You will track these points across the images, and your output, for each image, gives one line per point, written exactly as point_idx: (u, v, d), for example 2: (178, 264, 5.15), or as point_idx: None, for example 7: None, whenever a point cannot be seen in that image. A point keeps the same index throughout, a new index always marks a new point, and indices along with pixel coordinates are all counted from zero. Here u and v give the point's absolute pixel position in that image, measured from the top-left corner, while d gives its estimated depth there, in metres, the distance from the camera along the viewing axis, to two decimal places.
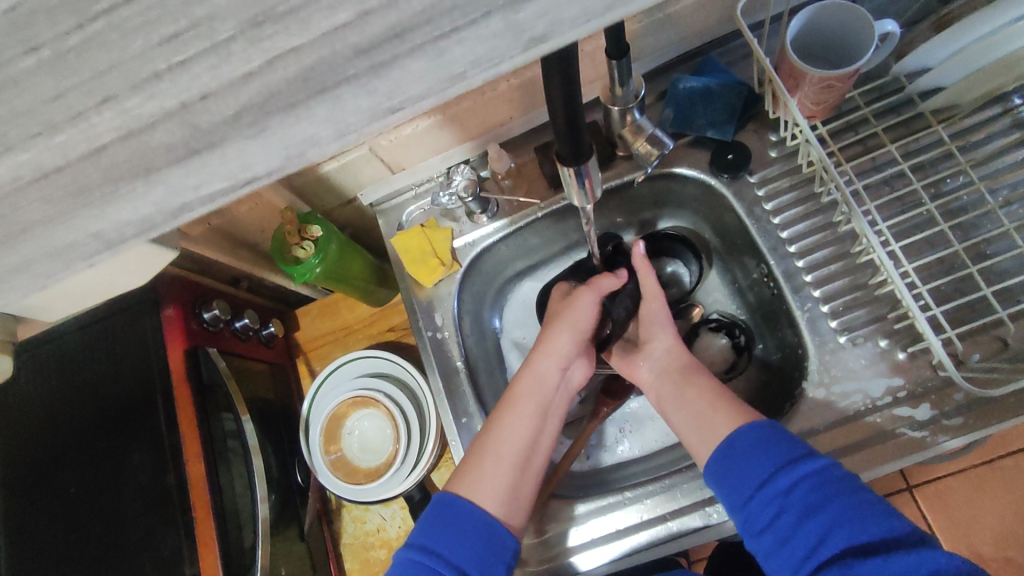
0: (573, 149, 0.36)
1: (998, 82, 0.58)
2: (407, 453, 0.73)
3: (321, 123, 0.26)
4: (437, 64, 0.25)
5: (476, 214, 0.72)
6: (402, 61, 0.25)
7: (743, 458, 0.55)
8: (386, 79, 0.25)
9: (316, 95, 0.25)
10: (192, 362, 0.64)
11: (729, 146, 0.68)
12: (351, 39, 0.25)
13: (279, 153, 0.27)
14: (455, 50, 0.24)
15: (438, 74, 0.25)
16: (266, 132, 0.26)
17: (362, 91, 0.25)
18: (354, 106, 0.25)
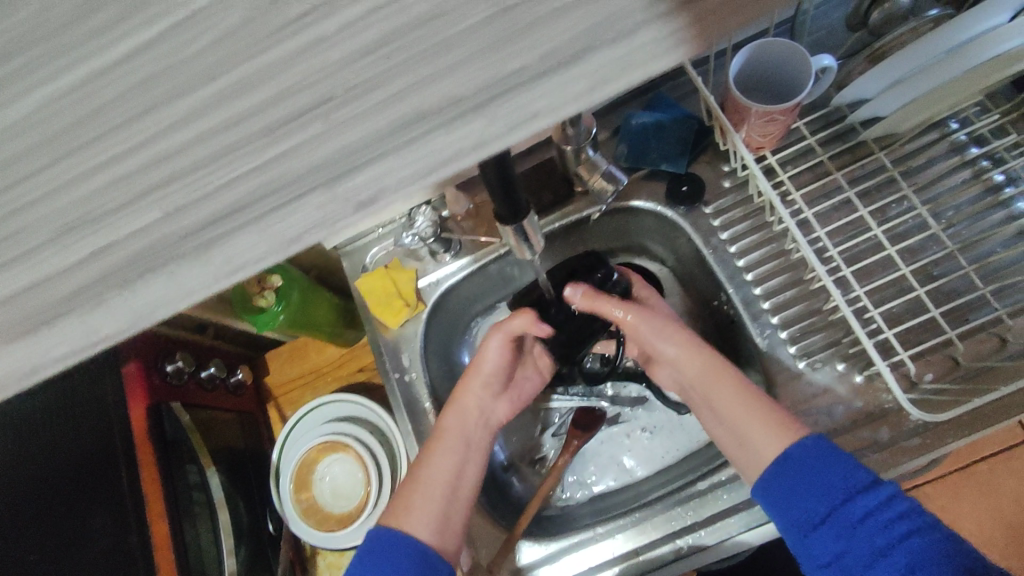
0: (510, 209, 0.37)
1: (934, 111, 0.60)
2: (378, 497, 0.72)
3: (161, 290, 0.22)
4: (271, 232, 0.21)
5: (440, 254, 0.73)
6: (237, 234, 0.21)
7: (797, 483, 0.51)
8: (237, 228, 0.21)
9: (168, 265, 0.21)
10: (155, 416, 0.65)
11: (684, 178, 0.70)
12: (175, 224, 0.21)
13: (125, 317, 0.22)
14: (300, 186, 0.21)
15: (275, 238, 0.21)
16: (103, 306, 0.22)
17: (197, 264, 0.21)
18: (193, 278, 0.21)
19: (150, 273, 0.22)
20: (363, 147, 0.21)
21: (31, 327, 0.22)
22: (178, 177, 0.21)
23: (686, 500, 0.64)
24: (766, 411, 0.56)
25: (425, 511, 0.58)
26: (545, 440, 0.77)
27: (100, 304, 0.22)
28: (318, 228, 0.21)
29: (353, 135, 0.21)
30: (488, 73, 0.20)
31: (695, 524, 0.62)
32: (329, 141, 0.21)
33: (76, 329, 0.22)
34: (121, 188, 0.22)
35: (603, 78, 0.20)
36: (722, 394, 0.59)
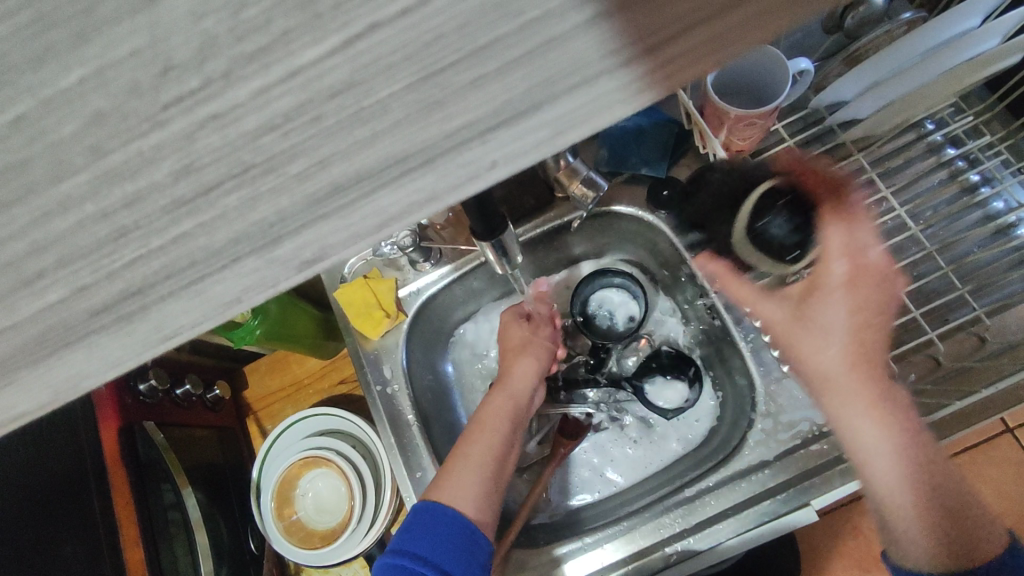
0: (486, 224, 0.35)
1: (910, 112, 0.60)
2: (363, 511, 0.71)
3: (83, 359, 0.19)
4: (203, 300, 0.19)
5: (420, 262, 0.71)
6: (168, 302, 0.19)
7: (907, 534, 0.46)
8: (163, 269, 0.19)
9: (89, 336, 0.19)
10: (127, 439, 0.62)
11: (665, 182, 0.68)
12: (86, 298, 0.19)
13: (44, 390, 0.20)
14: (233, 232, 0.19)
15: (209, 302, 0.19)
16: (14, 384, 0.20)
17: (120, 337, 0.19)
18: (118, 346, 0.19)
19: (70, 338, 0.19)
20: (307, 191, 0.19)
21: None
22: (68, 260, 0.19)
23: (674, 507, 0.63)
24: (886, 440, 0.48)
25: (465, 488, 0.57)
26: (534, 448, 0.76)
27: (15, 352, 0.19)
28: (260, 269, 0.19)
29: (297, 174, 0.19)
30: (447, 113, 0.18)
31: (683, 531, 0.62)
32: (275, 190, 0.19)
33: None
34: (8, 272, 0.19)
35: (587, 103, 0.18)
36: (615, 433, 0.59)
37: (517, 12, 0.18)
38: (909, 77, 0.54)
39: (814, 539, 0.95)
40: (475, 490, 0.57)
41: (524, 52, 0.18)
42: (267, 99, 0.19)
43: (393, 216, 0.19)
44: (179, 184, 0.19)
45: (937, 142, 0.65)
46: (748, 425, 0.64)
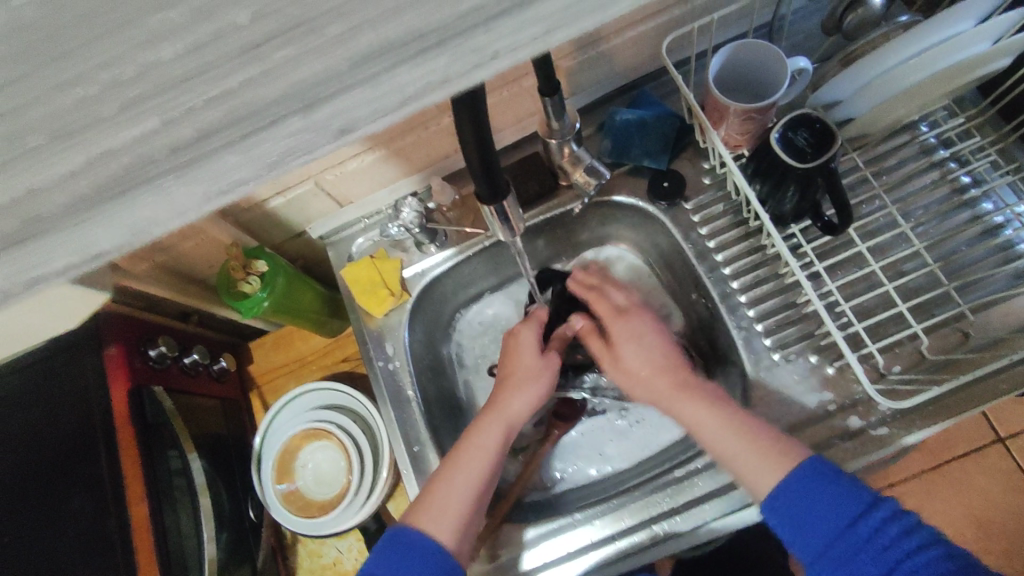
0: (490, 188, 0.38)
1: (902, 113, 0.62)
2: (361, 483, 0.73)
3: (158, 205, 0.24)
4: (250, 157, 0.24)
5: (425, 245, 0.73)
6: (214, 156, 0.24)
7: (811, 502, 0.52)
8: (235, 169, 0.24)
9: (152, 180, 0.24)
10: (136, 400, 0.64)
11: (665, 175, 0.71)
12: (138, 142, 0.24)
13: (121, 234, 0.25)
14: (295, 147, 0.24)
15: (254, 164, 0.24)
16: (93, 220, 0.24)
17: (188, 180, 0.24)
18: (184, 195, 0.24)
19: (123, 178, 0.24)
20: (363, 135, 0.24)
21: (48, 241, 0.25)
22: (149, 117, 0.24)
23: (663, 487, 0.65)
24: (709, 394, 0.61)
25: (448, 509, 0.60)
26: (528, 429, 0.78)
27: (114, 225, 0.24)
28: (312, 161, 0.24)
29: (354, 116, 0.24)
30: None
31: (671, 510, 0.64)
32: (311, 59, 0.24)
33: (68, 241, 0.25)
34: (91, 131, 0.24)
35: None
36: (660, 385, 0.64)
37: None
38: (933, 57, 0.54)
39: None
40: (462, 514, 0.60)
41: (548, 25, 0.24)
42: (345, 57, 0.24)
43: (408, 92, 0.24)
44: (273, 123, 0.24)
45: (930, 143, 0.67)
46: (737, 411, 0.66)
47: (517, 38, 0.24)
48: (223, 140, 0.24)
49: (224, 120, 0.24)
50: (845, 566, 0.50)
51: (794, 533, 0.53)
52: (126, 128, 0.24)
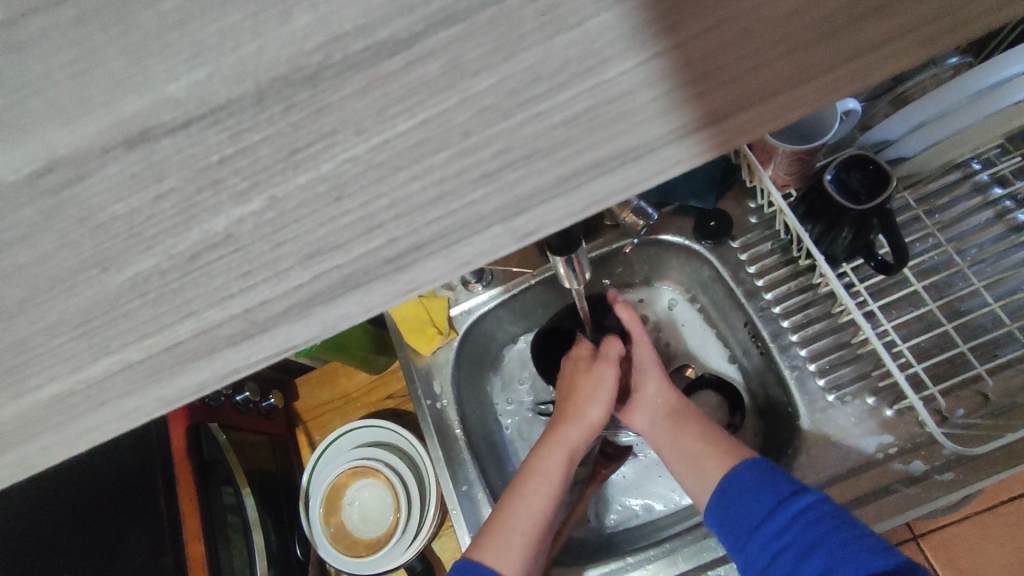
0: (564, 239, 0.38)
1: (957, 153, 0.61)
2: (407, 522, 0.73)
3: (233, 358, 0.22)
4: (347, 283, 0.21)
5: (472, 283, 0.75)
6: (301, 286, 0.22)
7: (742, 497, 0.57)
8: (406, 276, 0.21)
9: (232, 319, 0.22)
10: (194, 436, 0.66)
11: (711, 214, 0.72)
12: (219, 231, 0.22)
13: (182, 382, 0.22)
14: (466, 250, 0.21)
15: (340, 282, 0.22)
16: (156, 371, 0.22)
17: (280, 305, 0.22)
18: (284, 333, 0.22)
19: (203, 281, 0.22)
20: (523, 242, 0.21)
21: (217, 348, 0.22)
22: (230, 187, 0.22)
23: None
24: (727, 453, 0.63)
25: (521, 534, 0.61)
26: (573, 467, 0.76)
27: (276, 336, 0.22)
28: (480, 262, 0.21)
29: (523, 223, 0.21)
30: None
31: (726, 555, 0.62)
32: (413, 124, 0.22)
33: (123, 402, 0.22)
34: (163, 211, 0.22)
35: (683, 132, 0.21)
36: (684, 438, 0.67)
37: (635, 44, 0.21)
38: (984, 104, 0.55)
39: None
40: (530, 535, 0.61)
41: (732, 100, 0.21)
42: (501, 132, 0.21)
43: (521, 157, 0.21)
44: (375, 227, 0.21)
45: (983, 181, 0.66)
46: (792, 453, 0.65)
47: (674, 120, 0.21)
48: (388, 252, 0.21)
49: (391, 224, 0.21)
50: (754, 553, 0.53)
51: (731, 536, 0.56)
52: (193, 228, 0.22)
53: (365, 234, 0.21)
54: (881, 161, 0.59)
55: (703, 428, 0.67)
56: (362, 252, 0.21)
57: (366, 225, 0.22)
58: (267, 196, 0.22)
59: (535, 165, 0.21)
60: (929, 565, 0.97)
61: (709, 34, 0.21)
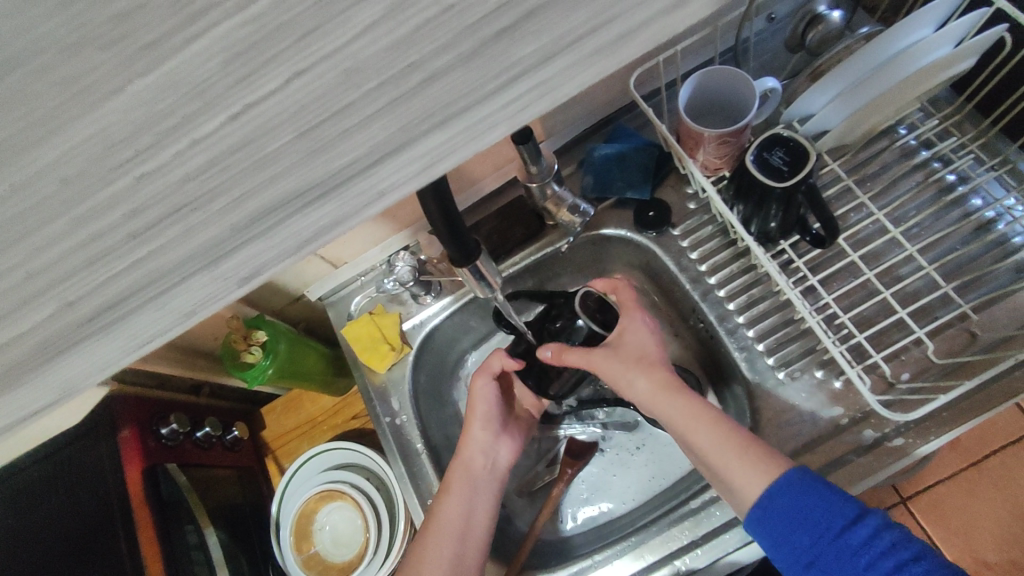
0: (461, 249, 0.38)
1: (876, 119, 0.62)
2: (379, 541, 0.73)
3: (41, 393, 0.26)
4: (124, 336, 0.25)
5: (421, 296, 0.75)
6: (89, 343, 0.25)
7: (791, 516, 0.49)
8: (121, 330, 0.25)
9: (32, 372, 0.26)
10: (152, 479, 0.65)
11: (650, 204, 0.72)
12: (45, 280, 0.25)
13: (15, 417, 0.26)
14: (174, 301, 0.25)
15: (125, 338, 0.25)
16: None
17: (76, 360, 0.25)
18: (68, 370, 0.25)
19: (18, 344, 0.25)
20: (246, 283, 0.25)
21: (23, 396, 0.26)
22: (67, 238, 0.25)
23: (681, 520, 0.63)
24: (751, 456, 0.53)
25: (436, 559, 0.60)
26: (541, 470, 0.76)
27: (54, 378, 0.26)
28: (201, 308, 0.25)
29: (235, 268, 0.25)
30: (338, 154, 0.24)
31: (691, 543, 0.62)
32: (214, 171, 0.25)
33: None
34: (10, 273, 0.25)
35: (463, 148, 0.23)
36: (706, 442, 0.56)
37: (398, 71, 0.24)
38: (905, 61, 0.55)
39: None
40: (445, 559, 0.61)
41: (476, 97, 0.24)
42: (298, 173, 0.24)
43: (307, 238, 0.25)
44: (182, 280, 0.25)
45: (910, 146, 0.67)
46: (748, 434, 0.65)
47: (402, 150, 0.24)
48: (167, 292, 0.25)
49: (159, 258, 0.25)
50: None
51: (778, 554, 0.50)
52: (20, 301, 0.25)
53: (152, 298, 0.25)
54: (799, 136, 0.60)
55: (723, 425, 0.56)
56: (114, 294, 0.25)
57: (137, 284, 0.25)
58: (66, 265, 0.25)
59: (261, 188, 0.24)
60: (919, 528, 0.97)
61: (403, 73, 0.24)
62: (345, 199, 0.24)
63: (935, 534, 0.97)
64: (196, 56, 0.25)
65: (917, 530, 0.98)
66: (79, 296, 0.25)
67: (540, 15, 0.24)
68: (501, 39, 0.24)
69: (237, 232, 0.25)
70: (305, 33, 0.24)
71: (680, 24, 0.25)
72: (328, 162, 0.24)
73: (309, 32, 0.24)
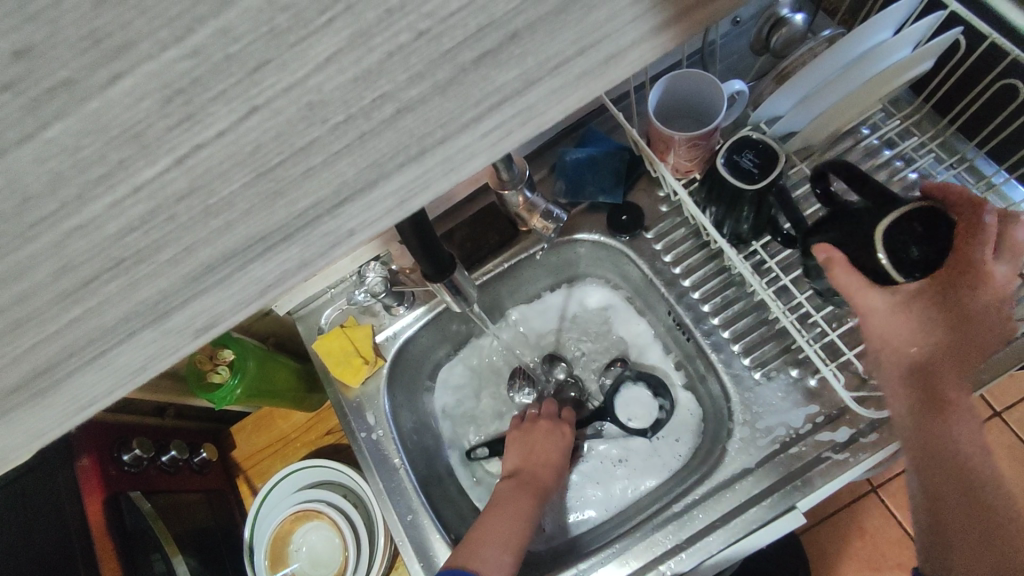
0: (434, 265, 0.37)
1: (842, 120, 0.63)
2: (358, 560, 0.71)
3: None
4: (52, 409, 0.21)
5: (394, 307, 0.73)
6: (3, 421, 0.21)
7: None
8: (50, 400, 0.21)
9: None
10: (115, 511, 0.62)
11: (623, 208, 0.72)
12: None
13: None
14: (122, 357, 0.22)
15: (54, 410, 0.21)
16: None
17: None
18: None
19: None
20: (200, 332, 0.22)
21: None
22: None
23: (665, 523, 0.63)
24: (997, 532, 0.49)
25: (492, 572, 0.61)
26: None
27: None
28: (150, 366, 0.22)
29: (187, 318, 0.22)
30: (297, 179, 0.22)
31: (676, 547, 0.62)
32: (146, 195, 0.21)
33: None
34: None
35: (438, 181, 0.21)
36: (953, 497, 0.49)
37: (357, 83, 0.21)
38: (868, 63, 0.56)
39: (822, 546, 1.01)
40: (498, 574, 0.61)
41: (447, 117, 0.22)
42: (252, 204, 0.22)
43: (269, 279, 0.22)
44: (129, 331, 0.21)
45: (873, 146, 0.68)
46: (727, 435, 0.65)
47: (372, 189, 0.22)
48: (102, 347, 0.21)
49: (88, 301, 0.21)
50: None
51: None
52: None
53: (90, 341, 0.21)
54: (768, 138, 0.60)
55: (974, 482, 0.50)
56: (44, 361, 0.21)
57: (62, 330, 0.21)
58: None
59: (208, 221, 0.22)
60: (889, 513, 1.00)
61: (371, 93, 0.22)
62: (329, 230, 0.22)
63: (904, 519, 1.00)
64: (125, 97, 0.21)
65: (887, 515, 1.01)
66: (1, 364, 0.21)
67: (523, 35, 0.21)
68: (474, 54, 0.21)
69: (189, 263, 0.21)
70: (256, 63, 0.21)
71: (672, 40, 0.23)
72: (288, 192, 0.22)
73: (264, 62, 0.21)
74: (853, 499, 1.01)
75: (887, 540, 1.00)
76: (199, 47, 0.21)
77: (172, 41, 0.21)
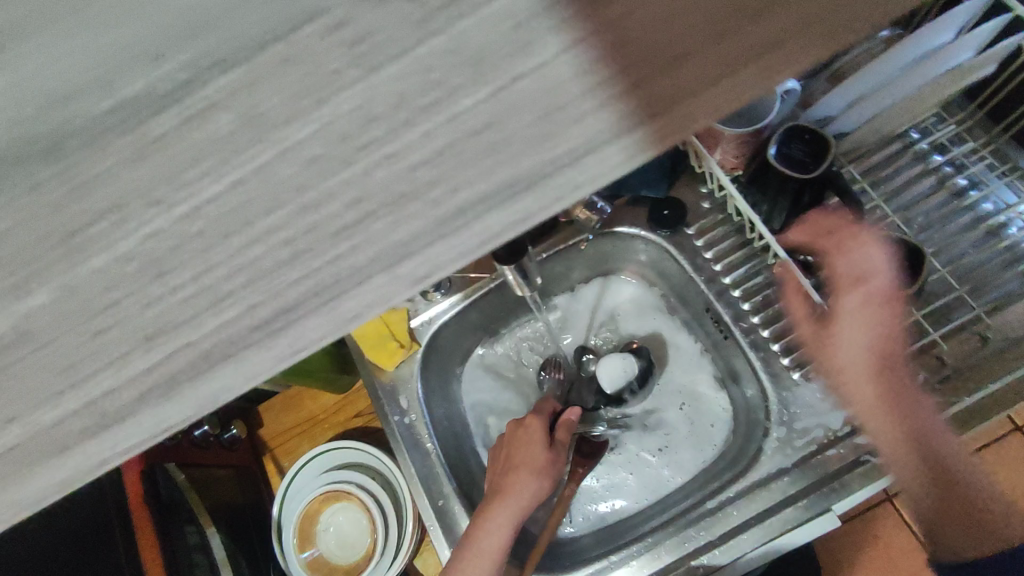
0: (509, 249, 0.37)
1: (895, 123, 0.62)
2: (386, 543, 0.71)
3: (75, 463, 0.22)
4: (188, 398, 0.22)
5: (431, 292, 0.73)
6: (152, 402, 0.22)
7: None
8: (185, 391, 0.22)
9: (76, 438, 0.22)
10: (150, 480, 0.62)
11: (665, 203, 0.71)
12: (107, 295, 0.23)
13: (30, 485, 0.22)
14: (264, 343, 0.22)
15: (188, 398, 0.22)
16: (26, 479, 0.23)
17: (137, 420, 0.22)
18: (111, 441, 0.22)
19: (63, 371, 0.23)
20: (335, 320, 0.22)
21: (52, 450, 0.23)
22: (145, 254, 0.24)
23: (698, 519, 0.64)
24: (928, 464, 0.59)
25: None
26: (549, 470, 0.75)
27: (112, 435, 0.22)
28: (280, 361, 0.22)
29: (315, 294, 0.22)
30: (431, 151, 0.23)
31: (708, 544, 0.62)
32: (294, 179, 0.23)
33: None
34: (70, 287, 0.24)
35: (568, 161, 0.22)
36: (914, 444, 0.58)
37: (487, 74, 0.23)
38: (927, 67, 0.55)
39: (837, 553, 1.01)
40: None
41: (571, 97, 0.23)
42: (382, 185, 0.23)
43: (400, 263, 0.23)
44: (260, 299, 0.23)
45: (923, 150, 0.67)
46: (763, 435, 0.65)
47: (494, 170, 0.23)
48: (238, 320, 0.22)
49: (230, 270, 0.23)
50: None
51: None
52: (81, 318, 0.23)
53: (227, 304, 0.23)
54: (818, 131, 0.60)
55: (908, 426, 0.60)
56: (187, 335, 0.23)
57: (211, 299, 0.23)
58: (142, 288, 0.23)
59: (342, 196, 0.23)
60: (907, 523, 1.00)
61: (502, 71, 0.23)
62: (471, 224, 0.22)
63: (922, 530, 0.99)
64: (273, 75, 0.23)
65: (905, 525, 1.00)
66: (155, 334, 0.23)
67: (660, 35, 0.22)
68: (621, 63, 0.22)
69: (324, 230, 0.23)
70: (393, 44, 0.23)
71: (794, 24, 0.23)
72: (418, 166, 0.23)
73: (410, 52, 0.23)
74: (871, 508, 1.01)
75: (903, 549, 0.99)
76: (377, 59, 0.24)
77: (346, 52, 0.24)
